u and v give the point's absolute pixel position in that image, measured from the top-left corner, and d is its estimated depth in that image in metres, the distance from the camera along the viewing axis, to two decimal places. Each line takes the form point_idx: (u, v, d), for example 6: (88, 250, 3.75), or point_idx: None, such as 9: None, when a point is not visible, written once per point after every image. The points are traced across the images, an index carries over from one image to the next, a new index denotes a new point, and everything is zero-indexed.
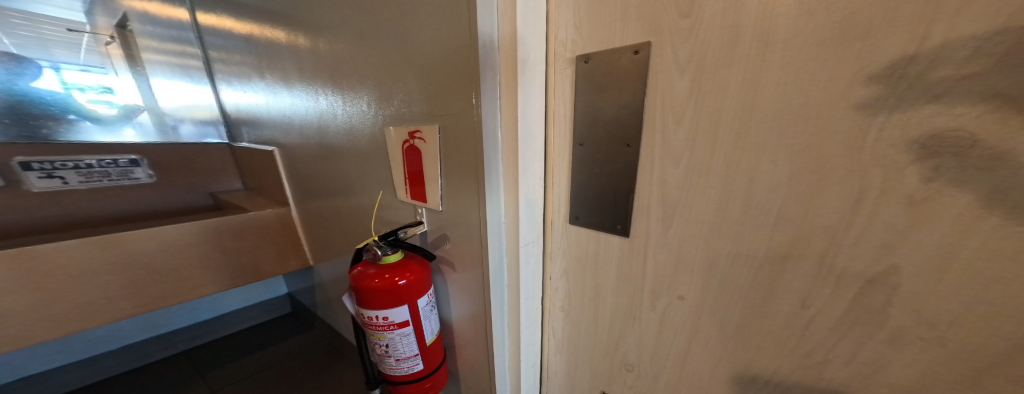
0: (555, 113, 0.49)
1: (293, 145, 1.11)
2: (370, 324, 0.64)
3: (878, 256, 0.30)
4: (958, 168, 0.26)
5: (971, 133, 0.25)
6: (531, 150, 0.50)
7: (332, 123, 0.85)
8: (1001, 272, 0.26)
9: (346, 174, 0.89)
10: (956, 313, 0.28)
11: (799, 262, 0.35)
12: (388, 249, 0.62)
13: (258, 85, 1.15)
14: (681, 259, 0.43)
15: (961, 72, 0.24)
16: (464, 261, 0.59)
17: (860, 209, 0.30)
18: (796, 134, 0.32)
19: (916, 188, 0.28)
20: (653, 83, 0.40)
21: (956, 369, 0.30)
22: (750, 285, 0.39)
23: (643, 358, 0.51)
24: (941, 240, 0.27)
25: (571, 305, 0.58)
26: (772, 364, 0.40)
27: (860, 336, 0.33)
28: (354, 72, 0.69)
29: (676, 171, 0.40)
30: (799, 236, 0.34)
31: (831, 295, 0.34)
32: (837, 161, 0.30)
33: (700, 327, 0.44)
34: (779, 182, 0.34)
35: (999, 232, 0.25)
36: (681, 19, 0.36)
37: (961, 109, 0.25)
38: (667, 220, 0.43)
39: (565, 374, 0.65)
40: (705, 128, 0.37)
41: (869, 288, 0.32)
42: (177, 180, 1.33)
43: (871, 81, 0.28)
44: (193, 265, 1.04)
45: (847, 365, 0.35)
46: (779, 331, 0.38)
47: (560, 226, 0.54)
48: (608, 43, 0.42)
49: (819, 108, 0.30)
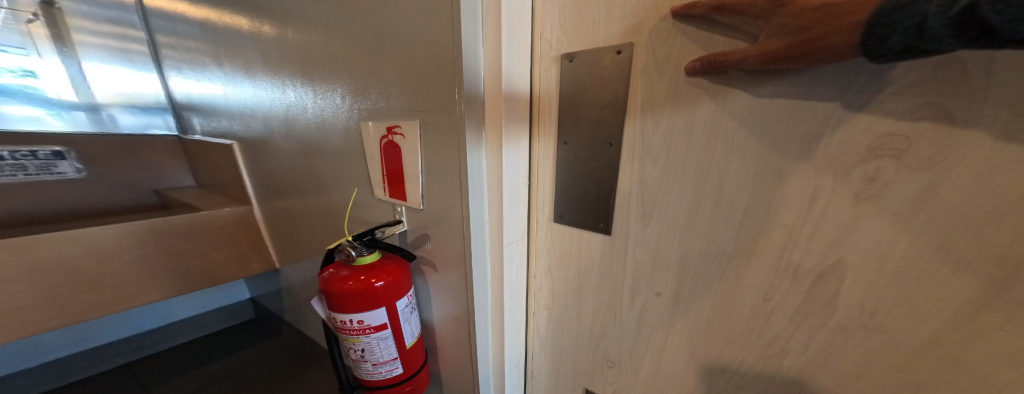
0: (540, 112, 0.50)
1: (252, 137, 1.05)
2: (343, 328, 0.61)
3: (828, 250, 0.34)
4: (895, 169, 0.29)
5: (908, 137, 0.28)
6: (516, 148, 0.50)
7: (297, 114, 0.81)
8: (932, 262, 0.29)
9: (315, 173, 0.85)
10: (894, 301, 0.32)
11: (762, 256, 0.38)
12: (364, 249, 0.60)
13: (215, 74, 1.06)
14: (658, 255, 0.45)
15: (902, 81, 0.27)
16: (445, 262, 0.58)
17: (814, 206, 0.33)
18: (763, 136, 0.34)
19: (861, 187, 0.31)
20: (632, 86, 0.42)
21: (895, 354, 0.33)
22: (720, 279, 0.41)
23: (623, 354, 0.53)
24: (884, 234, 0.30)
25: (555, 304, 0.59)
26: (738, 356, 0.43)
27: (814, 326, 0.36)
28: (327, 63, 0.65)
29: (655, 170, 0.42)
30: (763, 233, 0.37)
31: (789, 288, 0.37)
32: (797, 162, 0.33)
33: (675, 322, 0.46)
34: (746, 181, 0.36)
35: (928, 227, 0.29)
36: (660, 24, 0.38)
37: (901, 116, 0.28)
38: (646, 220, 0.44)
39: (549, 372, 0.65)
40: (682, 129, 0.39)
41: (823, 279, 0.35)
42: (113, 177, 1.20)
43: (828, 88, 0.30)
44: (126, 270, 0.92)
45: (803, 353, 0.38)
46: (745, 323, 0.41)
47: (545, 224, 0.55)
48: (592, 43, 0.43)
49: (780, 113, 0.33)
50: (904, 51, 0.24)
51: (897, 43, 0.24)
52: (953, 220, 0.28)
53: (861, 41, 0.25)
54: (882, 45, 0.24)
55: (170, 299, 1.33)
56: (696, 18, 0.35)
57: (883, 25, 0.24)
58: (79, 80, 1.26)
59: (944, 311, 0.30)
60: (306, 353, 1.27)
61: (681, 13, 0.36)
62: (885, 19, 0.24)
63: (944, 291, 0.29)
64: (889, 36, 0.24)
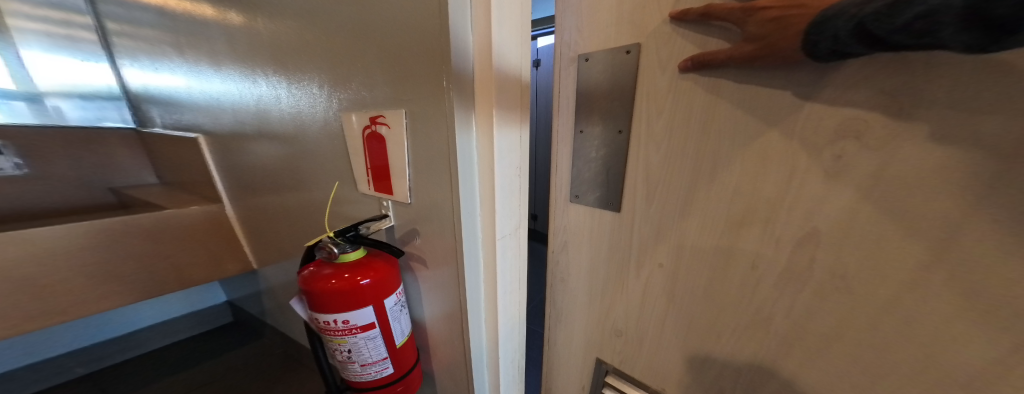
0: (559, 105, 0.55)
1: (220, 129, 1.02)
2: (328, 330, 0.62)
3: (805, 220, 0.39)
4: (857, 149, 0.34)
5: (866, 120, 0.33)
6: (509, 141, 0.55)
7: (269, 106, 0.81)
8: (892, 229, 0.34)
9: (290, 167, 0.85)
10: (861, 264, 0.37)
11: (750, 227, 0.43)
12: (347, 246, 0.61)
13: (177, 65, 1.03)
14: (661, 230, 0.50)
15: (864, 75, 0.32)
16: (436, 258, 0.62)
17: (794, 182, 0.39)
18: (753, 122, 0.39)
19: (829, 164, 0.36)
20: (639, 80, 0.47)
21: (859, 311, 0.38)
22: (715, 249, 0.46)
23: (629, 325, 0.58)
24: (849, 203, 0.36)
25: (569, 279, 0.64)
26: (732, 320, 0.48)
27: (795, 288, 0.42)
28: (303, 54, 0.66)
29: (658, 153, 0.47)
30: (750, 207, 0.42)
31: (775, 253, 0.42)
32: (777, 146, 0.39)
33: (676, 291, 0.51)
34: (737, 161, 0.41)
35: (884, 197, 0.34)
36: (664, 26, 0.43)
37: (861, 104, 0.33)
38: (650, 198, 0.50)
39: (563, 343, 0.70)
40: (682, 118, 0.44)
41: (801, 245, 0.40)
42: (64, 174, 1.17)
43: (802, 83, 0.36)
44: (81, 275, 0.89)
45: (788, 316, 0.43)
46: (737, 290, 0.46)
47: (562, 204, 0.59)
48: (604, 44, 0.49)
49: (765, 104, 0.38)
50: (832, 54, 0.32)
51: (826, 49, 0.32)
52: (905, 190, 0.33)
53: (802, 46, 0.33)
54: (815, 50, 0.33)
55: (132, 304, 1.31)
56: (690, 22, 0.41)
57: (814, 34, 0.32)
58: (15, 69, 1.16)
59: (903, 271, 0.34)
60: (291, 355, 1.26)
61: (677, 18, 0.41)
62: (815, 29, 0.32)
63: (903, 253, 0.34)
64: (818, 43, 0.32)
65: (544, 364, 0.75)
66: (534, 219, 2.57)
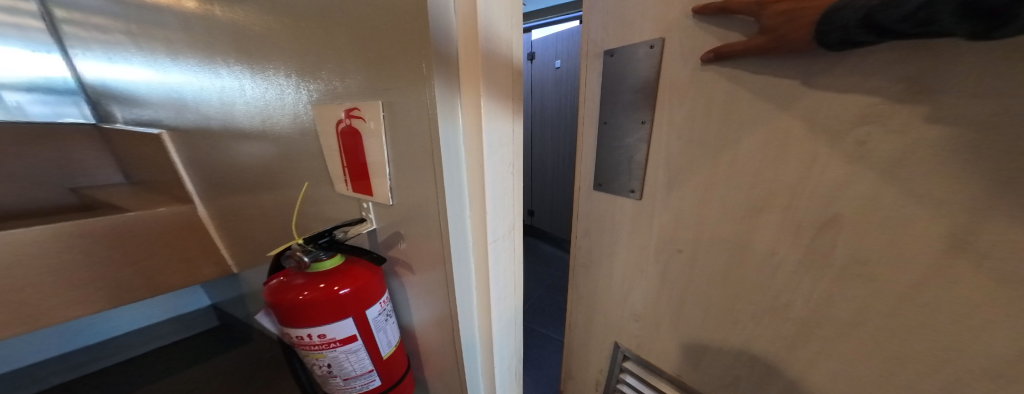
0: (586, 98, 0.60)
1: (186, 125, 0.97)
2: (303, 345, 0.58)
3: (825, 206, 0.39)
4: (881, 134, 0.34)
5: (891, 104, 0.33)
6: (498, 136, 0.49)
7: (233, 99, 0.76)
8: (918, 216, 0.33)
9: (263, 163, 0.80)
10: (880, 252, 0.36)
11: (769, 213, 0.43)
12: (322, 254, 0.57)
13: (133, 55, 0.96)
14: (680, 217, 0.52)
15: (889, 61, 0.32)
16: (423, 262, 0.57)
17: (814, 168, 0.39)
18: (773, 110, 0.40)
19: (851, 150, 0.36)
20: (661, 73, 0.49)
21: (878, 300, 0.37)
22: (734, 233, 0.47)
23: (646, 308, 0.61)
24: (870, 189, 0.35)
25: (591, 261, 0.69)
26: (749, 306, 0.48)
27: (814, 275, 0.41)
28: (267, 41, 0.60)
29: (679, 142, 0.49)
30: (769, 193, 0.43)
31: (793, 241, 0.42)
32: (798, 133, 0.39)
33: (693, 276, 0.53)
34: (758, 148, 0.42)
35: (908, 181, 0.33)
36: (686, 22, 0.45)
37: (882, 90, 0.33)
38: (670, 186, 0.52)
39: (585, 322, 0.75)
40: (702, 107, 0.46)
41: (822, 231, 0.40)
42: (18, 173, 1.06)
43: (823, 71, 0.36)
44: (48, 281, 0.83)
45: (805, 303, 0.43)
46: (755, 276, 0.47)
47: (586, 191, 0.65)
48: (627, 40, 0.51)
49: (787, 92, 0.39)
50: (842, 43, 0.34)
51: (836, 37, 0.34)
52: (925, 174, 0.32)
53: (813, 36, 0.35)
54: (826, 39, 0.34)
55: (115, 308, 1.25)
56: (709, 16, 0.42)
57: (825, 24, 0.34)
58: None
59: (923, 258, 0.34)
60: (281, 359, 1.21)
61: (696, 13, 0.43)
62: (826, 19, 0.33)
63: (920, 239, 0.34)
64: (829, 32, 0.34)
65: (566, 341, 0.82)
66: (531, 215, 2.59)
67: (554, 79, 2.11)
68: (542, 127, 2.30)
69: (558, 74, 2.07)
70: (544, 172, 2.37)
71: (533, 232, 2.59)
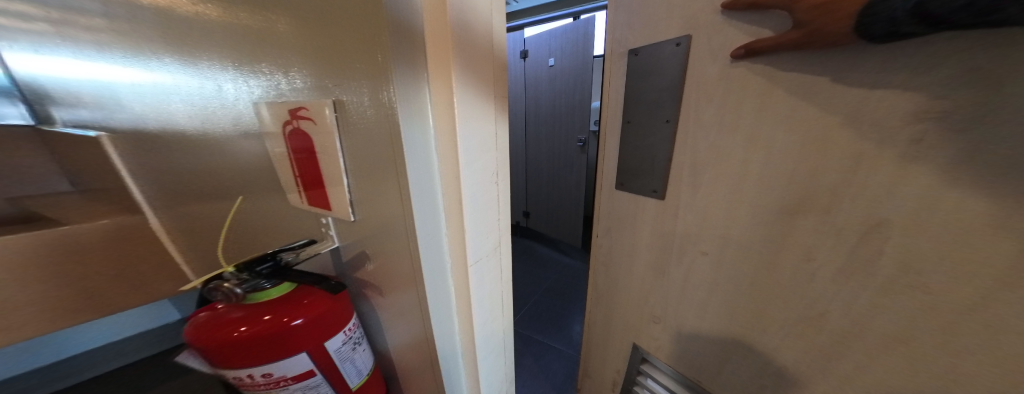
0: (610, 98, 0.62)
1: (82, 122, 0.82)
2: (246, 385, 0.46)
3: (872, 211, 0.36)
4: (941, 131, 0.31)
5: (952, 99, 0.30)
6: (478, 134, 0.39)
7: (139, 93, 0.66)
8: (984, 224, 0.30)
9: (197, 169, 0.66)
10: (935, 264, 0.33)
11: (807, 217, 0.40)
12: (265, 282, 0.46)
13: (17, 40, 0.81)
14: (705, 218, 0.50)
15: (950, 51, 0.30)
16: (393, 285, 0.47)
17: (859, 169, 0.36)
18: (811, 106, 0.38)
19: (905, 149, 0.33)
20: (688, 71, 0.48)
21: (933, 318, 0.33)
22: (765, 237, 0.45)
23: (668, 310, 0.60)
24: (925, 193, 0.32)
25: (613, 261, 0.69)
26: (779, 315, 0.45)
27: (856, 286, 0.38)
28: (175, 27, 0.53)
29: (707, 141, 0.48)
30: (807, 195, 0.40)
31: (832, 248, 0.39)
32: (842, 130, 0.36)
33: (719, 280, 0.51)
34: (795, 147, 0.40)
35: (970, 184, 0.30)
36: (715, 17, 0.44)
37: (940, 83, 0.30)
38: (695, 186, 0.51)
39: (604, 321, 0.75)
40: (733, 105, 0.44)
41: (867, 238, 0.36)
42: None
43: (871, 63, 0.34)
44: None
45: (844, 316, 0.40)
46: (787, 283, 0.44)
47: (609, 190, 0.65)
48: (652, 39, 0.52)
49: (828, 87, 0.37)
50: (887, 35, 0.31)
51: (881, 28, 0.31)
52: (992, 175, 0.29)
53: (853, 27, 0.33)
54: (869, 31, 0.32)
55: None
56: (739, 12, 0.41)
57: (868, 15, 0.31)
58: None
59: (990, 272, 0.30)
60: None
61: (726, 9, 0.42)
62: (869, 10, 0.31)
63: (985, 249, 0.30)
64: (873, 24, 0.32)
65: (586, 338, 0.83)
66: (526, 216, 2.41)
67: (548, 77, 2.02)
68: (535, 126, 2.18)
69: (552, 72, 1.99)
70: (538, 174, 2.25)
71: (523, 232, 2.43)
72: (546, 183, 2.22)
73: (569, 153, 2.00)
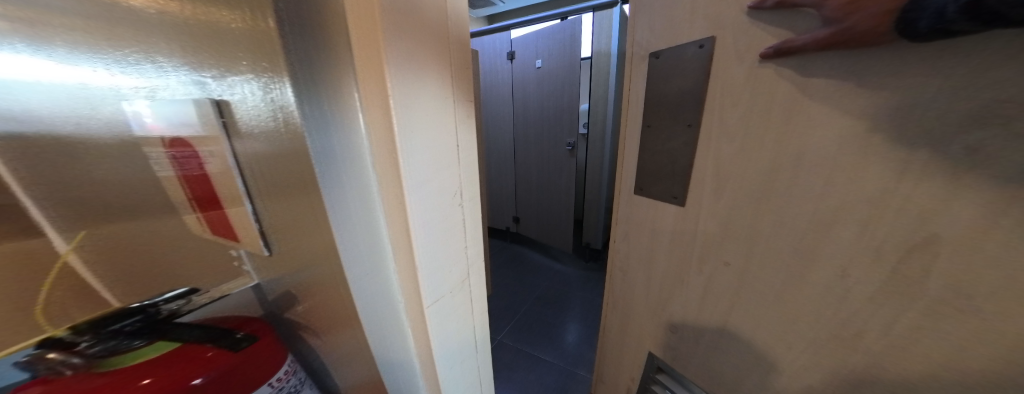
0: (629, 101, 0.61)
1: None
2: None
3: (917, 225, 0.32)
4: (1002, 139, 0.27)
5: (1017, 101, 0.26)
6: (426, 162, 0.41)
7: None
8: None
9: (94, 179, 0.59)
10: (993, 287, 0.29)
11: (841, 229, 0.37)
12: (133, 340, 0.51)
13: None
14: (729, 226, 0.48)
15: (1013, 49, 0.26)
16: (336, 313, 0.58)
17: (904, 180, 0.32)
18: (845, 111, 0.35)
19: (959, 158, 0.29)
20: (712, 74, 0.47)
21: (987, 343, 0.30)
22: (792, 250, 0.42)
23: (686, 321, 0.58)
24: (983, 207, 0.29)
25: (630, 267, 0.68)
26: (807, 332, 0.42)
27: (897, 307, 0.34)
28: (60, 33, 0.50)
29: (732, 146, 0.46)
30: (842, 206, 0.37)
31: (869, 265, 0.36)
32: (883, 136, 0.33)
33: (742, 292, 0.49)
34: (829, 154, 0.37)
35: None
36: (742, 17, 0.42)
37: (1002, 84, 0.27)
38: (719, 192, 0.49)
39: (620, 328, 0.74)
40: (759, 109, 0.42)
41: (911, 255, 0.33)
42: None
43: (918, 62, 0.30)
44: None
45: (882, 338, 0.36)
46: (817, 300, 0.41)
47: (627, 195, 0.64)
48: (674, 41, 0.51)
49: (866, 90, 0.34)
50: (932, 33, 0.29)
51: (926, 26, 0.29)
52: None
53: (895, 25, 0.31)
54: (913, 28, 0.30)
55: None
56: (767, 11, 0.40)
57: (913, 10, 0.29)
58: None
59: None
60: None
61: (753, 8, 0.41)
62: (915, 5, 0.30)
63: None
64: (918, 20, 0.30)
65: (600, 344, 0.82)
66: (516, 222, 2.26)
67: (536, 79, 1.90)
68: (524, 130, 2.04)
69: (540, 74, 1.87)
70: (529, 179, 2.11)
71: (518, 239, 2.32)
72: (535, 188, 2.09)
73: (559, 158, 1.89)
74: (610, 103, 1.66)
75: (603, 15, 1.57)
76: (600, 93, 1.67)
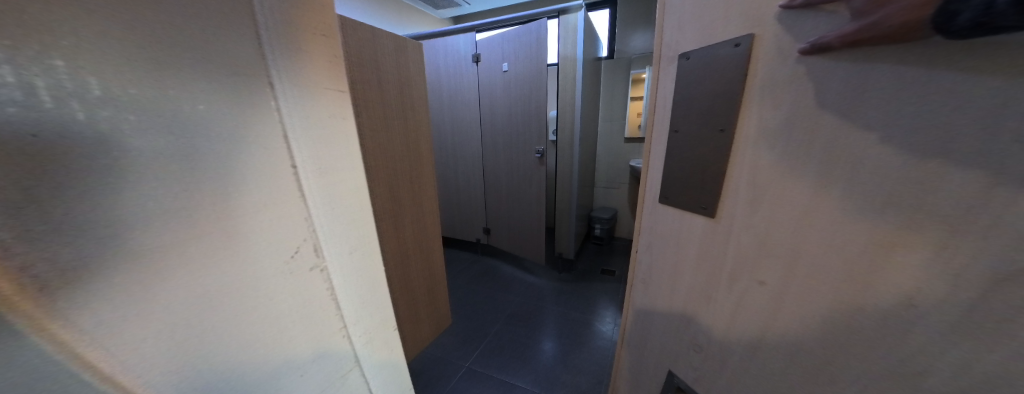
0: (657, 105, 0.59)
1: None
2: None
3: (1007, 252, 0.27)
4: None
5: None
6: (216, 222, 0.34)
7: None
8: None
9: None
10: None
11: (905, 252, 0.32)
12: None
13: None
14: (766, 240, 0.44)
15: None
16: None
17: (990, 200, 0.27)
18: (910, 116, 0.30)
19: None
20: (749, 73, 0.43)
21: None
22: (841, 272, 0.37)
23: (712, 340, 0.54)
24: None
25: (652, 279, 0.65)
26: (854, 365, 0.37)
27: (979, 347, 0.29)
28: None
29: (771, 153, 0.42)
30: (908, 225, 0.31)
31: (942, 295, 0.30)
32: (963, 145, 0.28)
33: (779, 313, 0.44)
34: (891, 165, 0.32)
35: None
36: (784, 12, 0.38)
37: None
38: (755, 204, 0.45)
39: (639, 343, 0.70)
40: (804, 113, 0.38)
41: (997, 288, 0.27)
42: None
43: (1005, 57, 0.25)
44: None
45: (954, 381, 0.31)
46: (872, 330, 0.35)
47: (652, 203, 0.62)
48: (707, 41, 0.48)
49: (931, 91, 0.29)
50: (974, 28, 0.25)
51: (966, 20, 0.26)
52: None
53: (932, 18, 0.27)
54: (953, 22, 0.26)
55: None
56: (800, 9, 0.37)
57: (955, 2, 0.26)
58: None
59: None
60: None
61: (784, 7, 0.38)
62: None
63: None
64: (959, 14, 0.26)
65: (619, 358, 0.78)
66: (486, 233, 2.15)
67: (502, 84, 1.79)
68: (492, 136, 1.92)
69: (505, 79, 1.76)
70: (498, 187, 1.99)
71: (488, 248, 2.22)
72: (505, 197, 1.98)
73: (527, 166, 1.82)
74: (575, 110, 1.69)
75: (567, 21, 1.57)
76: (568, 100, 1.68)
